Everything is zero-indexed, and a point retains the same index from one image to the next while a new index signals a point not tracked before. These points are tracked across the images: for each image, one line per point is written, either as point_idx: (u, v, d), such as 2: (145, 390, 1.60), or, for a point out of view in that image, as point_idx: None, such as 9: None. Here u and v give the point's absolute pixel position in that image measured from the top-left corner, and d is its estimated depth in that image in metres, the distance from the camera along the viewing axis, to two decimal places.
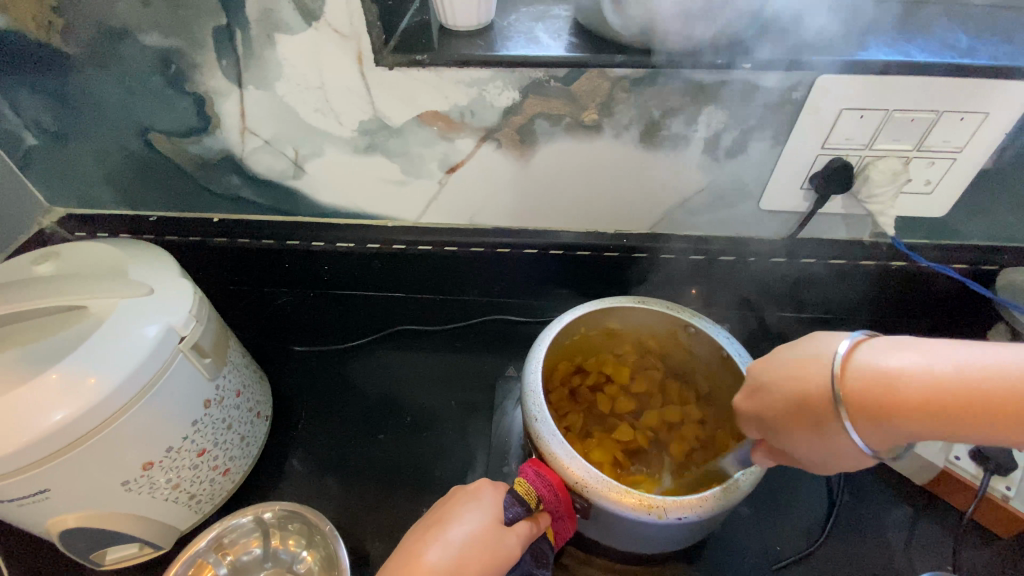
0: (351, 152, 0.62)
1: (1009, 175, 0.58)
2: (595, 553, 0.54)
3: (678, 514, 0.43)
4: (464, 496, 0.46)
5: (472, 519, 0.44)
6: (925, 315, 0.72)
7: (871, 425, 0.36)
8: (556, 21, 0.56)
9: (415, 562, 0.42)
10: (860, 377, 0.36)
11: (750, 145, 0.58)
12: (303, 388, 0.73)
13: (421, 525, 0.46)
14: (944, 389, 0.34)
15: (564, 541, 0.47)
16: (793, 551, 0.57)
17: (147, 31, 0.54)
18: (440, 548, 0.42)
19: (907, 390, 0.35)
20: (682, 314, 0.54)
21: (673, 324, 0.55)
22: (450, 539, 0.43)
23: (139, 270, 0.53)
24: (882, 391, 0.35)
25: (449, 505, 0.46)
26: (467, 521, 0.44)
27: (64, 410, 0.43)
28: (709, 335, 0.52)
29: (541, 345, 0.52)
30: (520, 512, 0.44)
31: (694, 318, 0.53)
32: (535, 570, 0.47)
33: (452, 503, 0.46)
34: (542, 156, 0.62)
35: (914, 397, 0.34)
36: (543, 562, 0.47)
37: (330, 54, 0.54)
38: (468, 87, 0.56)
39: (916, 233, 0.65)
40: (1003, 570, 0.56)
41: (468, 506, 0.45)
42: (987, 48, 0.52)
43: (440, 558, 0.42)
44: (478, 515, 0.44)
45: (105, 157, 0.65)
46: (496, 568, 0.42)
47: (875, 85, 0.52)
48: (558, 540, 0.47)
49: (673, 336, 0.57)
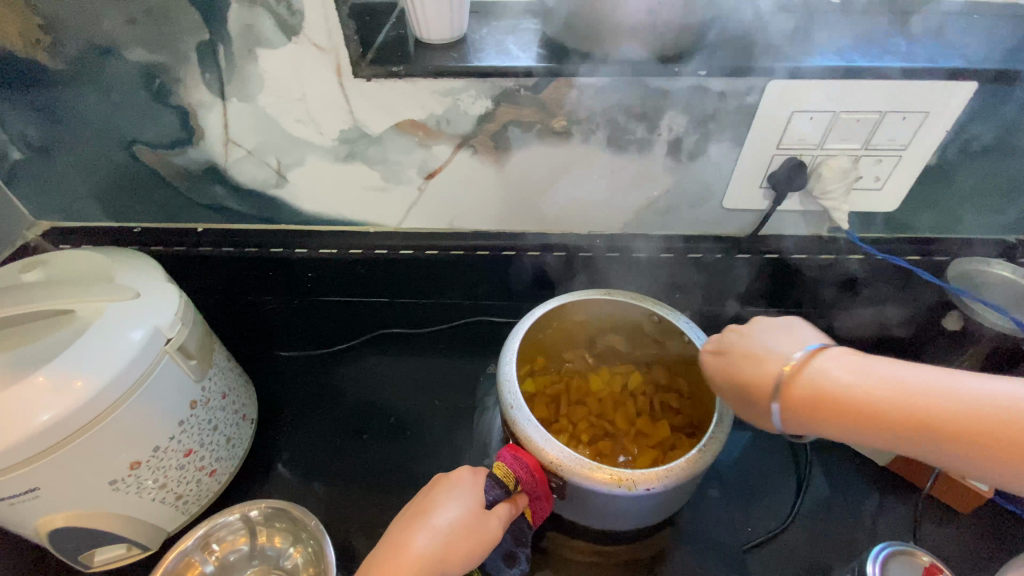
0: (332, 160, 0.65)
1: (951, 170, 0.63)
2: (576, 535, 0.56)
3: (647, 486, 0.45)
4: (446, 484, 0.47)
5: (456, 505, 0.45)
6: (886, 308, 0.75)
7: (799, 418, 0.41)
8: (525, 34, 0.59)
9: (402, 550, 0.43)
10: (805, 384, 0.41)
11: (711, 147, 0.62)
12: (288, 392, 0.74)
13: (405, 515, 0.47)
14: (868, 398, 0.38)
15: (542, 519, 0.49)
16: (764, 532, 0.59)
17: (132, 47, 0.56)
18: (427, 534, 0.43)
19: (835, 397, 0.39)
20: (645, 303, 0.57)
21: (637, 312, 0.58)
22: (437, 525, 0.44)
23: (125, 275, 0.55)
24: (819, 393, 0.40)
25: (432, 492, 0.47)
26: (452, 508, 0.45)
27: (51, 410, 0.44)
28: (673, 322, 0.55)
29: (515, 339, 0.54)
30: (500, 495, 0.46)
31: (655, 306, 0.56)
32: (515, 547, 0.52)
33: (435, 490, 0.47)
34: (515, 161, 0.65)
35: (844, 404, 0.39)
36: (522, 540, 0.51)
37: (310, 67, 0.57)
38: (443, 97, 0.58)
39: (870, 228, 0.69)
40: (962, 543, 0.59)
41: (452, 493, 0.46)
42: (923, 53, 0.56)
43: (428, 544, 0.43)
44: (461, 500, 0.45)
45: (89, 170, 0.67)
46: (481, 549, 0.44)
47: (822, 88, 0.56)
48: (536, 519, 0.49)
49: (638, 325, 0.60)
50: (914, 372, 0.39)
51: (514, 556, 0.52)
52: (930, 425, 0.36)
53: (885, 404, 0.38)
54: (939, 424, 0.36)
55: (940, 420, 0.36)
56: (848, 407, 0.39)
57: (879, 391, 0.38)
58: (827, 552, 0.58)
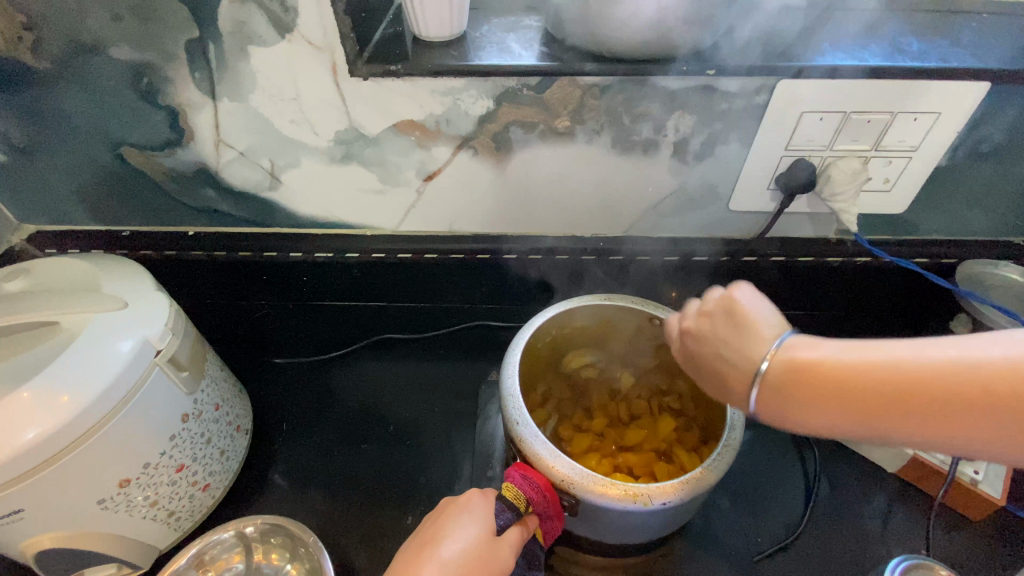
0: (328, 162, 0.62)
1: (961, 171, 0.62)
2: (584, 551, 0.54)
3: (663, 500, 0.44)
4: (455, 510, 0.45)
5: (467, 532, 0.44)
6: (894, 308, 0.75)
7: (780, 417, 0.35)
8: (527, 32, 0.58)
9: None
10: (776, 375, 0.35)
11: (718, 148, 0.60)
12: (284, 401, 0.72)
13: (412, 544, 0.45)
14: (878, 385, 0.32)
15: (553, 539, 0.48)
16: (773, 542, 0.58)
17: (118, 45, 0.53)
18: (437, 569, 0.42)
19: (878, 389, 0.32)
20: (648, 306, 0.54)
21: (640, 317, 0.56)
22: (446, 558, 0.42)
23: (113, 284, 0.53)
24: (795, 374, 0.34)
25: (441, 519, 0.45)
26: (462, 535, 0.43)
27: (36, 429, 0.42)
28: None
29: (517, 351, 0.52)
30: (511, 518, 0.45)
31: (657, 309, 0.54)
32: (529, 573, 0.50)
33: (443, 516, 0.45)
34: (517, 163, 0.63)
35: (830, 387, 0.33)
36: (535, 562, 0.50)
37: (304, 65, 0.54)
38: (443, 96, 0.56)
39: (878, 230, 0.68)
40: (974, 551, 0.58)
41: (461, 519, 0.45)
42: (935, 52, 0.55)
43: None
44: (472, 527, 0.44)
45: (74, 172, 0.64)
46: None
47: (832, 88, 0.54)
48: (548, 539, 0.48)
49: (641, 330, 0.58)
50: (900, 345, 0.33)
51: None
52: (920, 397, 0.31)
53: (904, 383, 0.31)
54: (928, 400, 0.31)
55: (919, 390, 0.31)
56: (824, 389, 0.33)
57: (872, 379, 0.32)
58: (838, 563, 0.57)
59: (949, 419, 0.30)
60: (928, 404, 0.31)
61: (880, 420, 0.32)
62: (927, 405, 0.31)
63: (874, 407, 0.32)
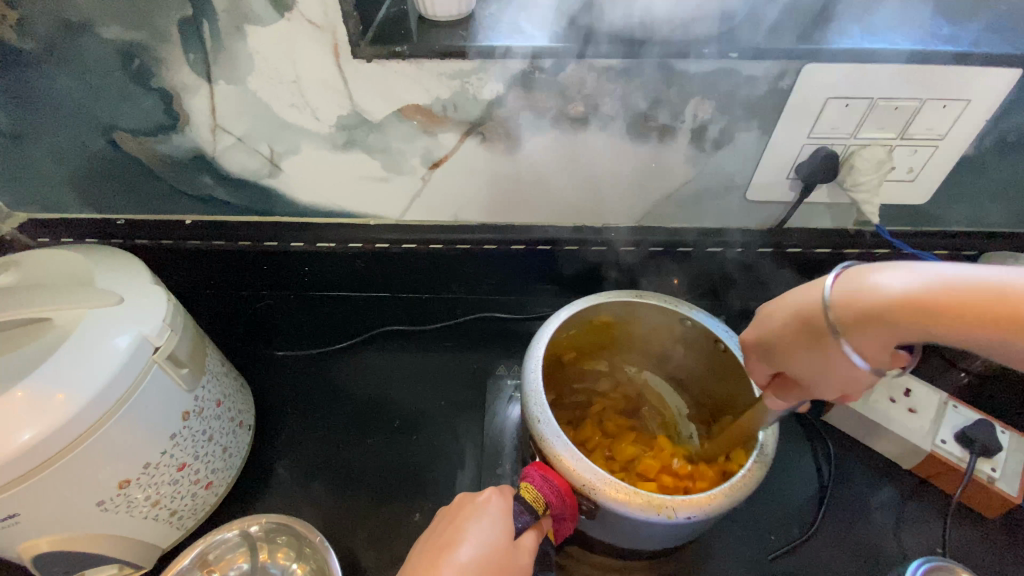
0: (330, 149, 0.60)
1: (988, 161, 0.59)
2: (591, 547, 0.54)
3: (687, 514, 0.43)
4: (474, 511, 0.43)
5: (486, 537, 0.41)
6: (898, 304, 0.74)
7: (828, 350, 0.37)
8: (539, 11, 0.55)
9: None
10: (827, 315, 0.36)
11: (737, 136, 0.58)
12: (287, 393, 0.70)
13: (425, 545, 0.43)
14: (955, 293, 0.32)
15: (564, 538, 0.46)
16: (786, 541, 0.57)
17: (107, 24, 0.50)
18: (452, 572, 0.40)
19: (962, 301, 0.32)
20: (679, 307, 0.53)
21: (670, 317, 0.55)
22: (461, 561, 0.40)
23: (107, 278, 0.51)
24: (925, 291, 0.33)
25: (458, 521, 0.43)
26: (480, 540, 0.41)
27: (31, 430, 0.40)
28: (706, 326, 0.52)
29: (540, 345, 0.51)
30: (529, 521, 0.43)
31: (691, 311, 0.53)
32: (540, 571, 0.51)
33: (461, 518, 0.43)
34: (526, 150, 0.60)
35: (893, 306, 0.34)
36: (546, 562, 0.51)
37: (304, 46, 0.51)
38: (450, 80, 0.54)
39: (898, 220, 0.66)
40: (989, 549, 0.57)
41: (480, 523, 0.42)
42: (969, 36, 0.52)
43: None
44: (492, 531, 0.42)
45: (64, 158, 0.61)
46: None
47: (860, 74, 0.52)
48: (558, 538, 0.46)
49: (668, 330, 0.56)
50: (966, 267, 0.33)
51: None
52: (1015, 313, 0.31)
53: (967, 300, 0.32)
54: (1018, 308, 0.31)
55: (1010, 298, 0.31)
56: (899, 304, 0.34)
57: (935, 290, 0.33)
58: (852, 561, 0.56)
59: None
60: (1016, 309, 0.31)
61: (958, 319, 0.32)
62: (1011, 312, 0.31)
63: (941, 320, 0.33)
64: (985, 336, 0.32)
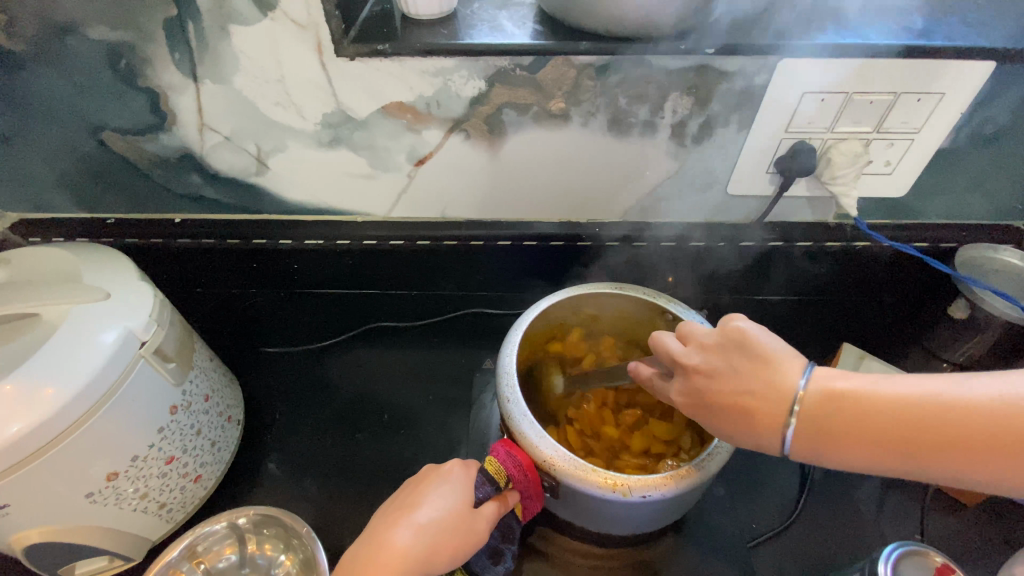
0: (315, 146, 0.61)
1: (964, 154, 0.60)
2: (564, 531, 0.55)
3: (643, 493, 0.43)
4: (439, 478, 0.45)
5: (447, 502, 0.43)
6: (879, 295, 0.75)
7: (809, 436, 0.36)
8: (520, 9, 0.55)
9: (385, 550, 0.41)
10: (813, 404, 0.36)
11: (716, 131, 0.59)
12: (277, 388, 0.71)
13: (386, 508, 0.45)
14: (933, 419, 0.33)
15: (532, 515, 0.48)
16: (767, 529, 0.58)
17: (93, 25, 0.51)
18: (412, 533, 0.42)
19: (914, 428, 0.33)
20: (659, 299, 0.55)
21: (651, 310, 0.56)
22: (422, 523, 0.42)
23: (95, 275, 0.51)
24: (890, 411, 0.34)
25: (421, 488, 0.45)
26: (441, 505, 0.43)
27: (19, 423, 0.41)
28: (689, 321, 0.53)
29: (517, 331, 0.52)
30: (490, 491, 0.46)
31: (670, 304, 0.54)
32: (501, 544, 0.53)
33: (425, 484, 0.45)
34: (510, 146, 0.61)
35: (862, 422, 0.34)
36: (508, 537, 0.53)
37: (288, 45, 0.52)
38: (433, 78, 0.55)
39: (878, 213, 0.67)
40: (967, 536, 0.58)
41: (444, 490, 0.44)
42: (941, 31, 0.53)
43: (413, 544, 0.41)
44: (453, 497, 0.44)
45: (53, 158, 0.62)
46: (467, 551, 0.43)
47: (834, 68, 0.53)
48: (527, 515, 0.48)
49: (651, 324, 0.58)
50: (934, 380, 0.34)
51: (501, 554, 0.52)
52: (976, 448, 0.32)
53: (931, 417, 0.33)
54: (964, 434, 0.32)
55: (959, 418, 0.32)
56: (876, 428, 0.34)
57: (902, 413, 0.34)
58: (832, 548, 0.57)
59: (997, 462, 0.31)
60: (980, 442, 0.32)
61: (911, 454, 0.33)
62: (969, 450, 0.32)
63: (903, 446, 0.33)
64: (953, 455, 0.32)
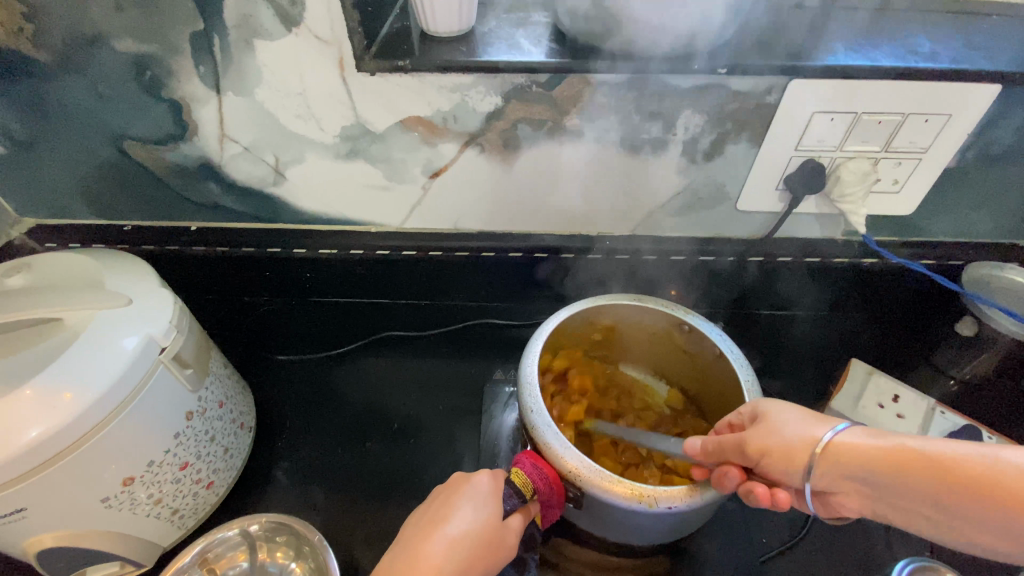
0: (333, 158, 0.62)
1: (970, 173, 0.61)
2: (583, 542, 0.55)
3: (669, 504, 0.43)
4: (468, 489, 0.45)
5: (478, 517, 0.44)
6: (881, 310, 0.76)
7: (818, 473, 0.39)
8: (536, 28, 0.57)
9: (420, 565, 0.41)
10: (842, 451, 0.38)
11: (727, 147, 0.60)
12: (288, 395, 0.72)
13: (418, 518, 0.45)
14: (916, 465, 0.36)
15: (551, 523, 0.48)
16: (777, 543, 0.58)
17: (121, 37, 0.53)
18: (447, 546, 0.42)
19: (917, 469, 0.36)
20: (678, 311, 0.55)
21: (670, 323, 0.56)
22: (456, 537, 0.43)
23: (116, 280, 0.52)
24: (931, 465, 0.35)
25: (452, 498, 0.45)
26: (473, 518, 0.43)
27: (40, 426, 0.41)
28: (708, 335, 0.54)
29: (539, 339, 0.52)
30: (517, 504, 0.45)
31: (689, 316, 0.55)
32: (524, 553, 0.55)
33: (456, 496, 0.45)
34: (523, 160, 0.62)
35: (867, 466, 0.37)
36: (531, 544, 0.55)
37: (310, 59, 0.54)
38: (450, 93, 0.56)
39: (885, 230, 0.68)
40: (979, 554, 0.58)
41: (475, 502, 0.44)
42: (948, 53, 0.54)
43: (449, 558, 0.42)
44: (484, 510, 0.44)
45: (74, 165, 0.63)
46: (498, 562, 0.44)
47: (843, 89, 0.54)
48: (546, 523, 0.48)
49: (673, 340, 0.58)
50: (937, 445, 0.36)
51: (524, 562, 0.54)
52: (951, 486, 0.34)
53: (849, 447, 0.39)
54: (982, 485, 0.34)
55: (955, 471, 0.34)
56: (866, 465, 0.38)
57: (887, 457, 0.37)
58: (843, 564, 0.57)
59: (966, 503, 0.34)
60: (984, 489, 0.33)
61: (914, 478, 0.36)
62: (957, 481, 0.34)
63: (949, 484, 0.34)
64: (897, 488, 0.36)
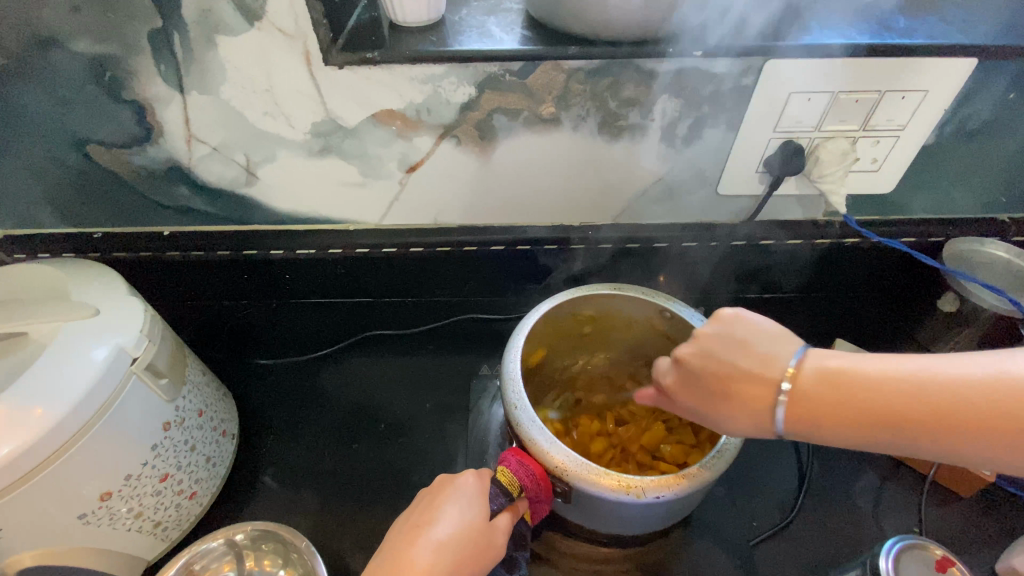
0: (306, 156, 0.60)
1: (948, 149, 0.61)
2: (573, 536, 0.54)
3: (657, 494, 0.43)
4: (452, 492, 0.45)
5: (464, 518, 0.43)
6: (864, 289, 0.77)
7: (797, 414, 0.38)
8: (508, 15, 0.56)
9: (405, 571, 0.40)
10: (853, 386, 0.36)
11: (707, 131, 0.59)
12: (271, 400, 0.70)
13: (404, 523, 0.45)
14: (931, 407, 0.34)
15: (541, 520, 0.47)
16: (768, 526, 0.59)
17: (77, 38, 0.50)
18: (433, 551, 0.41)
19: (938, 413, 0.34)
20: (657, 299, 0.55)
21: (650, 310, 0.56)
22: (442, 540, 0.42)
23: (84, 291, 0.50)
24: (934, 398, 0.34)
25: (437, 501, 0.44)
26: (459, 520, 0.43)
27: (7, 445, 0.40)
28: (688, 320, 0.53)
29: (520, 335, 0.52)
30: (505, 503, 0.45)
31: (669, 302, 0.54)
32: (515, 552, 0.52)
33: (440, 498, 0.44)
34: (501, 151, 0.61)
35: (850, 402, 0.36)
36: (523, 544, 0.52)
37: (275, 54, 0.52)
38: (422, 84, 0.54)
39: (866, 209, 0.68)
40: (965, 527, 0.59)
41: (460, 503, 0.44)
42: (923, 29, 0.54)
43: (436, 561, 0.41)
44: (470, 511, 0.43)
45: (37, 172, 0.61)
46: (488, 562, 0.43)
47: (820, 68, 0.53)
48: (535, 519, 0.47)
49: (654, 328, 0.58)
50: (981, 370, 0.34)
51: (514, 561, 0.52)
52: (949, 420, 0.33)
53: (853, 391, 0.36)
54: (963, 416, 0.33)
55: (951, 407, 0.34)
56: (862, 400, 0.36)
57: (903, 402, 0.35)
58: (833, 543, 0.58)
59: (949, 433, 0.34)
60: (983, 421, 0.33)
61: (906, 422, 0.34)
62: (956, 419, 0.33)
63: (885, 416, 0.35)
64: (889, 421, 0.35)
